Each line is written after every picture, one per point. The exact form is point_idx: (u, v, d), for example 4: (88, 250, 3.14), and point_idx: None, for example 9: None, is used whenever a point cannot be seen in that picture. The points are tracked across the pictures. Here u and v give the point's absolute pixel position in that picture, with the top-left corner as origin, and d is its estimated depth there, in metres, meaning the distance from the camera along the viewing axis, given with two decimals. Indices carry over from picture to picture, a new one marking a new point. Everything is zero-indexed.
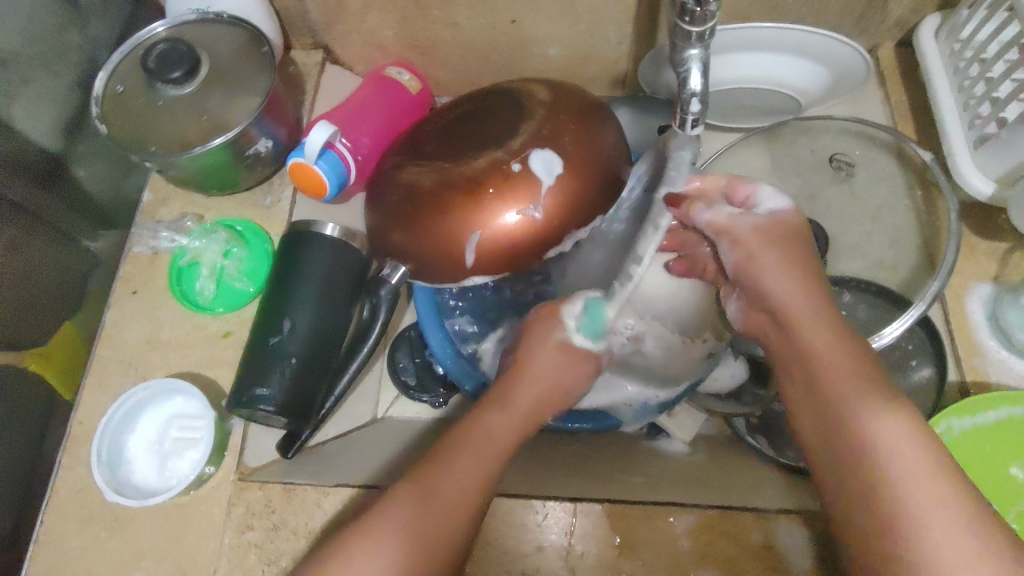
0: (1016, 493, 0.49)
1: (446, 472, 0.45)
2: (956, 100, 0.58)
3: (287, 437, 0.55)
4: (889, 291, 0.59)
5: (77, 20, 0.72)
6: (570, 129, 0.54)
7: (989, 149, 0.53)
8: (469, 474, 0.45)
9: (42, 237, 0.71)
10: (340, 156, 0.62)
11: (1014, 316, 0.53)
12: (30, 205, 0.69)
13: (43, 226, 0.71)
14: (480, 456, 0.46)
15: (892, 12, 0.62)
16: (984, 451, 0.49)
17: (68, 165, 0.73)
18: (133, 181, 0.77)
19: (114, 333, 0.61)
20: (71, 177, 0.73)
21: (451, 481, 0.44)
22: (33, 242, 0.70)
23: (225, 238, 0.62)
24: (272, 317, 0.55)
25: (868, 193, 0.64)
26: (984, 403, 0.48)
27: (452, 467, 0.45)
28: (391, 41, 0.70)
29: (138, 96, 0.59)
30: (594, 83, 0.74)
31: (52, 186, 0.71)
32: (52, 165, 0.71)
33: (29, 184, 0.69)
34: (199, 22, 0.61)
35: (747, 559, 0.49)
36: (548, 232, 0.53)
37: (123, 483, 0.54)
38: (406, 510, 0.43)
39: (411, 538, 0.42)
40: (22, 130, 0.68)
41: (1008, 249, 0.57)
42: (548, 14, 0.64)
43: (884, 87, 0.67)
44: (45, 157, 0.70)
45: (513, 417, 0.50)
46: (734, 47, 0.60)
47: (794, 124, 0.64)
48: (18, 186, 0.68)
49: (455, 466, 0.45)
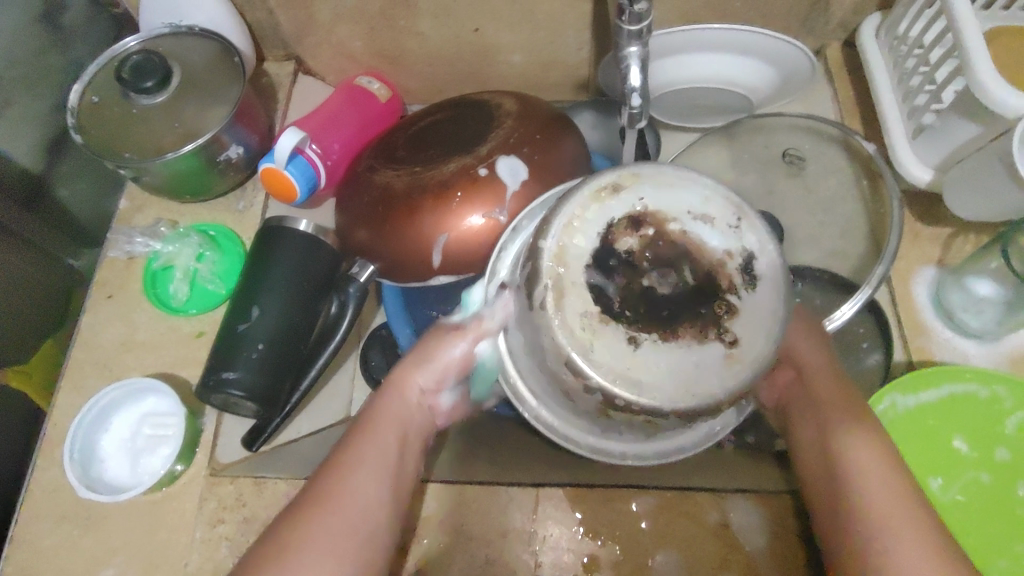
0: (961, 466, 0.50)
1: (369, 466, 0.43)
2: (896, 93, 0.61)
3: (252, 431, 0.57)
4: (841, 278, 0.60)
5: (60, 43, 0.72)
6: (535, 139, 0.57)
7: (924, 140, 0.56)
8: (383, 461, 0.44)
9: (22, 256, 0.73)
10: (310, 161, 0.64)
11: (957, 296, 0.56)
12: (11, 226, 0.71)
13: (23, 247, 0.73)
14: (387, 446, 0.45)
15: (835, 14, 0.66)
16: (928, 426, 0.51)
17: (49, 185, 0.74)
18: (115, 200, 0.79)
19: (90, 336, 0.62)
20: (53, 198, 0.75)
21: (372, 472, 0.43)
22: (16, 261, 0.72)
23: (198, 242, 0.64)
24: (241, 307, 0.57)
25: (821, 186, 0.65)
26: (925, 378, 0.50)
27: (374, 461, 0.43)
28: (360, 52, 0.73)
29: (114, 105, 0.61)
30: (558, 88, 0.77)
31: (32, 206, 0.73)
32: (33, 187, 0.73)
33: (11, 206, 0.71)
34: (172, 35, 0.63)
35: (705, 537, 0.51)
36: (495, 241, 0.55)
37: (95, 479, 0.56)
38: (344, 504, 0.41)
39: (355, 531, 0.40)
40: (5, 152, 0.70)
41: (951, 234, 0.60)
42: (508, 22, 0.67)
43: (832, 85, 0.70)
44: (27, 179, 0.72)
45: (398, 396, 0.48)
46: (684, 48, 0.63)
47: (748, 122, 0.68)
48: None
49: (371, 458, 0.43)
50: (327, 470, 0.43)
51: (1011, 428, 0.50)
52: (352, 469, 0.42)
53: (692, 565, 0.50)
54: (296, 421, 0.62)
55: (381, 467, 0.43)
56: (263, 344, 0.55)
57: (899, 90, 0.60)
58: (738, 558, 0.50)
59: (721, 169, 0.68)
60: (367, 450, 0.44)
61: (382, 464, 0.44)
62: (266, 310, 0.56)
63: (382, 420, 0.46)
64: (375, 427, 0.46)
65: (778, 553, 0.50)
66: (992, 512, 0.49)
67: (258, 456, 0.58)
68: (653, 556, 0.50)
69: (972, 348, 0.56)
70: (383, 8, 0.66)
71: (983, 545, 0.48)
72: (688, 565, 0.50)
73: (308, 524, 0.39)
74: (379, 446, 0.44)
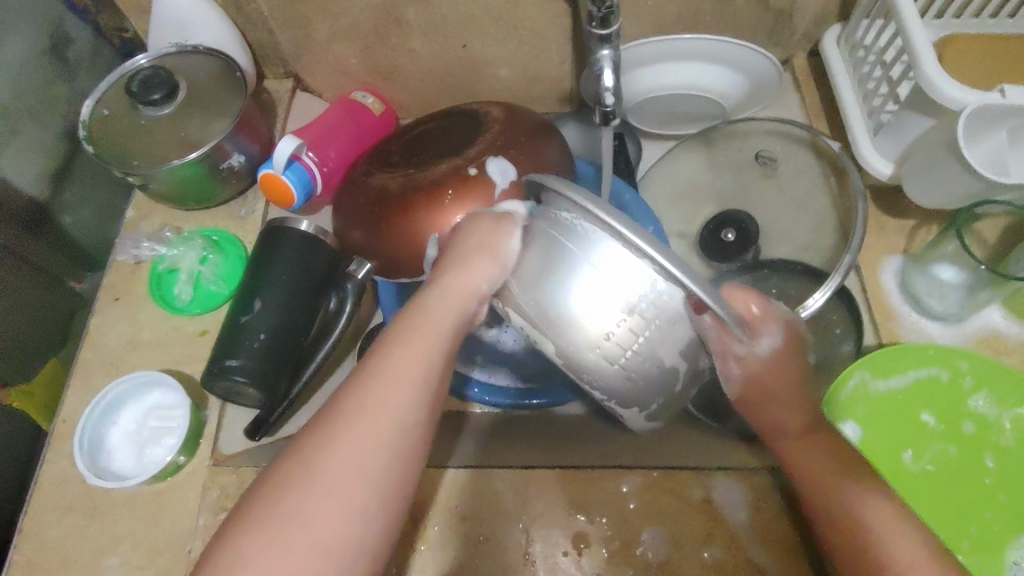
0: (929, 439, 0.54)
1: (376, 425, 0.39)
2: (857, 95, 0.65)
3: (254, 421, 0.59)
4: (815, 268, 0.63)
5: (65, 74, 0.76)
6: (520, 142, 0.59)
7: (885, 136, 0.60)
8: (399, 403, 0.40)
9: (27, 281, 0.75)
10: (306, 167, 0.67)
11: (922, 283, 0.60)
12: (22, 251, 0.74)
13: (38, 275, 0.76)
14: (415, 394, 0.41)
15: (799, 26, 0.70)
16: (897, 406, 0.54)
17: (54, 214, 0.77)
18: (117, 225, 0.84)
19: (96, 337, 0.65)
20: (58, 223, 0.78)
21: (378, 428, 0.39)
22: (24, 287, 0.74)
23: (203, 245, 0.67)
24: (244, 299, 0.60)
25: (794, 186, 0.68)
26: (893, 362, 0.53)
27: (388, 382, 0.41)
28: (357, 68, 0.77)
29: (124, 118, 0.64)
30: (543, 101, 0.81)
31: (37, 234, 0.75)
32: (38, 215, 0.75)
33: (16, 231, 0.73)
34: (178, 53, 0.67)
35: (690, 513, 0.53)
36: None
37: (103, 469, 0.58)
38: (334, 457, 0.38)
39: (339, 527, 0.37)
40: (12, 180, 0.72)
41: (915, 225, 0.64)
42: (494, 38, 0.71)
43: (801, 92, 0.75)
44: (32, 207, 0.74)
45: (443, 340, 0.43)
46: (658, 59, 0.67)
47: (723, 128, 0.70)
48: (8, 233, 0.72)
49: (355, 463, 0.38)
50: (329, 421, 0.39)
51: (972, 407, 0.53)
52: (312, 487, 0.37)
53: (677, 539, 0.52)
54: (296, 416, 0.64)
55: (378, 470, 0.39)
56: (265, 334, 0.59)
57: (860, 90, 0.65)
58: (721, 532, 0.52)
59: (698, 174, 0.72)
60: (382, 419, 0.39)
61: (406, 380, 0.41)
62: (268, 302, 0.59)
63: (390, 371, 0.41)
64: (407, 341, 0.43)
65: (760, 525, 0.52)
66: (960, 482, 0.52)
67: (260, 448, 0.61)
68: (641, 534, 0.53)
69: (937, 330, 0.59)
70: (376, 27, 0.70)
71: (952, 513, 0.51)
72: (673, 539, 0.52)
73: (288, 499, 0.37)
74: (377, 435, 0.39)
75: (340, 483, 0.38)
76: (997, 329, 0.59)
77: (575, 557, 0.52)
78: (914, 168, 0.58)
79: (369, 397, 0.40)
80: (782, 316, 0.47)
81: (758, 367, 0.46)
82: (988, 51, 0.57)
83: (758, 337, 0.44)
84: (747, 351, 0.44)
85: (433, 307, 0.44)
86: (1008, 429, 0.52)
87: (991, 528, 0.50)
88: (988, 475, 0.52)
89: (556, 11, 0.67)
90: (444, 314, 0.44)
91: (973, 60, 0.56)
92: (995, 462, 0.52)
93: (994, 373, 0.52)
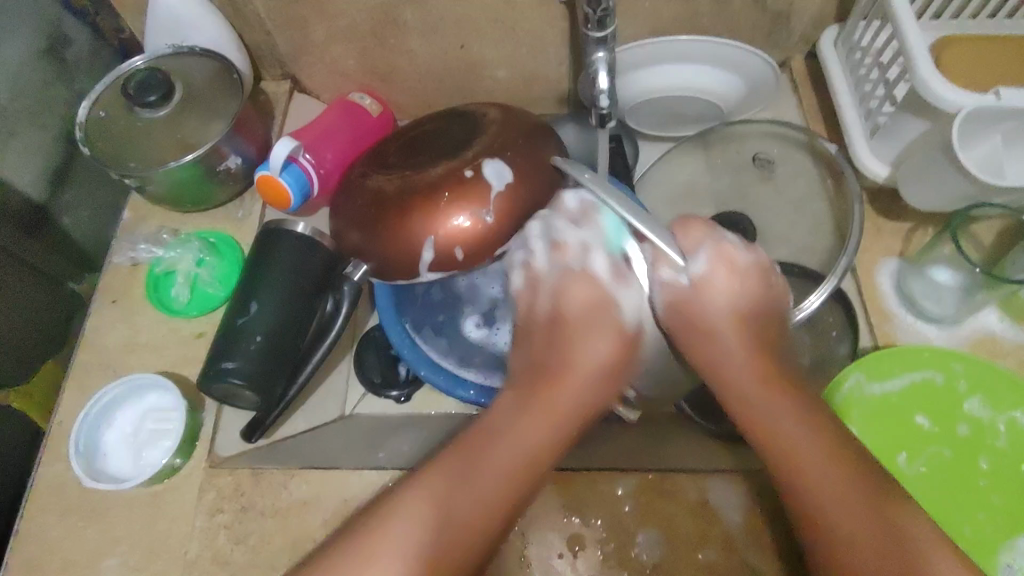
0: (924, 441, 0.54)
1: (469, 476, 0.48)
2: (853, 96, 0.65)
3: (250, 423, 0.59)
4: (811, 271, 0.63)
5: (64, 76, 0.76)
6: (516, 143, 0.59)
7: (881, 138, 0.60)
8: (503, 470, 0.48)
9: (25, 281, 0.75)
10: (304, 169, 0.67)
11: (918, 286, 0.60)
12: (20, 252, 0.74)
13: (35, 275, 0.76)
14: (514, 480, 0.48)
15: (796, 28, 0.70)
16: (891, 408, 0.54)
17: (53, 214, 0.77)
18: (116, 226, 0.82)
19: (93, 339, 0.65)
20: (57, 224, 0.77)
21: (478, 498, 0.47)
22: (22, 287, 0.75)
23: (199, 247, 0.67)
24: (241, 300, 0.60)
25: (790, 188, 0.68)
26: (888, 364, 0.54)
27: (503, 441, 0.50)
28: (354, 70, 0.77)
29: (120, 119, 0.64)
30: (541, 102, 0.81)
31: (35, 234, 0.75)
32: (36, 215, 0.75)
33: (15, 231, 0.73)
34: (175, 54, 0.67)
35: (685, 515, 0.53)
36: (477, 239, 0.57)
37: (98, 471, 0.59)
38: (429, 499, 0.46)
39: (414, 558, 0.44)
40: (11, 180, 0.73)
41: (911, 228, 0.64)
42: (492, 39, 0.71)
43: (799, 93, 0.75)
44: (30, 206, 0.74)
45: (545, 418, 0.52)
46: (654, 60, 0.67)
47: (720, 129, 0.70)
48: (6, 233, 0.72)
49: (458, 513, 0.46)
50: (475, 457, 0.48)
51: (965, 410, 0.53)
52: (412, 516, 0.45)
53: (672, 542, 0.52)
54: (292, 419, 0.64)
55: (474, 518, 0.46)
56: (261, 336, 0.59)
57: (857, 92, 0.65)
58: (716, 534, 0.52)
59: (695, 176, 0.72)
60: (484, 475, 0.48)
61: (511, 464, 0.49)
62: (263, 304, 0.60)
63: (515, 440, 0.50)
64: (528, 420, 0.52)
65: (755, 528, 0.52)
66: (954, 484, 0.52)
67: (256, 450, 0.60)
68: (636, 536, 0.53)
69: (934, 332, 0.59)
70: (374, 28, 0.70)
71: (945, 515, 0.51)
72: (668, 541, 0.52)
73: (394, 518, 0.45)
74: (480, 489, 0.47)
75: (433, 520, 0.45)
76: (994, 332, 0.59)
77: (570, 560, 0.52)
78: (910, 170, 0.58)
79: (494, 441, 0.50)
80: (719, 245, 0.57)
81: (694, 295, 0.56)
82: (985, 52, 0.57)
83: (691, 260, 0.56)
84: (677, 278, 0.56)
85: (559, 392, 0.54)
86: (1001, 432, 0.52)
87: (983, 529, 0.50)
88: (982, 477, 0.52)
89: (553, 13, 0.67)
90: (569, 397, 0.55)
91: (970, 61, 0.56)
92: (989, 464, 0.52)
93: (987, 373, 0.53)
